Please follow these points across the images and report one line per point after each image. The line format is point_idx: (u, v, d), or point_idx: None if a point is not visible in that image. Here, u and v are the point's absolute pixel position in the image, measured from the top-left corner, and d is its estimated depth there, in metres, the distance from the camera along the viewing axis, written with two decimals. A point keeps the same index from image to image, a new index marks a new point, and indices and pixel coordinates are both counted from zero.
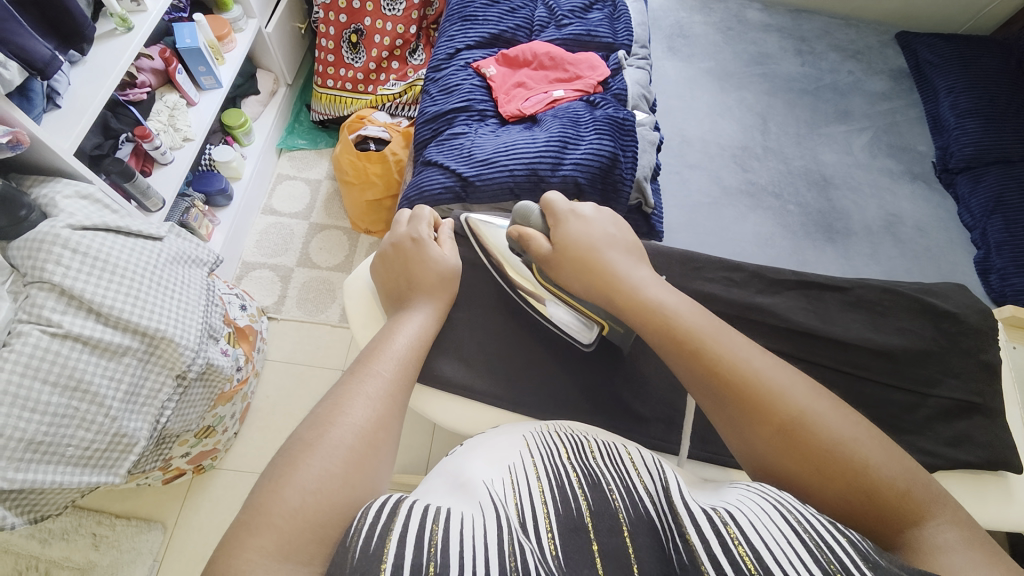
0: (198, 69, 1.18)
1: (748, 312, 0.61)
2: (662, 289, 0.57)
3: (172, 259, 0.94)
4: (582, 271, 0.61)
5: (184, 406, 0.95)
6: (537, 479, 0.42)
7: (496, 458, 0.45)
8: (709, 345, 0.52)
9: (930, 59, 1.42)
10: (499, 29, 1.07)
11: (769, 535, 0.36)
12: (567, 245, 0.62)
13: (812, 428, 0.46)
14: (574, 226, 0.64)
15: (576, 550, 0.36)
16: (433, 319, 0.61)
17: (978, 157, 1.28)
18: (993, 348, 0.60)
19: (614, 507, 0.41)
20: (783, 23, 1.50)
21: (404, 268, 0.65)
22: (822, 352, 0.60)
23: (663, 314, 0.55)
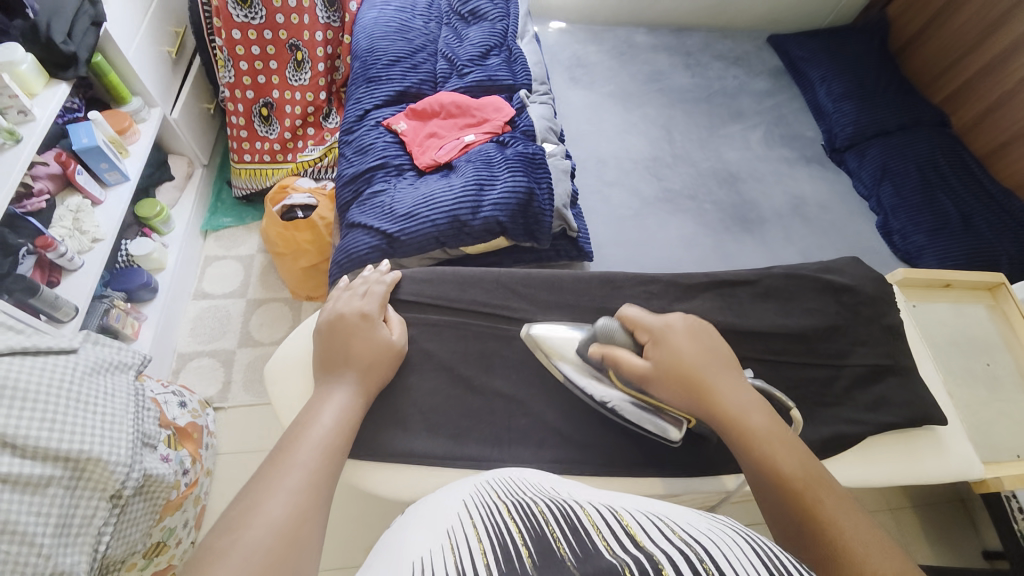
0: (100, 166, 1.13)
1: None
2: (762, 417, 0.52)
3: (93, 369, 0.88)
4: (675, 390, 0.55)
5: (124, 528, 0.87)
6: (482, 541, 0.39)
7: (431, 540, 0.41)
8: (799, 478, 0.48)
9: (801, 55, 1.58)
10: (403, 86, 1.11)
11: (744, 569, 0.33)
12: (667, 362, 0.55)
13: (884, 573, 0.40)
14: (680, 339, 0.56)
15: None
16: (360, 394, 0.59)
17: (859, 133, 1.42)
18: (893, 311, 0.65)
19: (557, 548, 0.37)
20: (669, 42, 1.63)
21: (340, 341, 0.62)
22: (748, 346, 0.62)
23: (755, 436, 0.51)
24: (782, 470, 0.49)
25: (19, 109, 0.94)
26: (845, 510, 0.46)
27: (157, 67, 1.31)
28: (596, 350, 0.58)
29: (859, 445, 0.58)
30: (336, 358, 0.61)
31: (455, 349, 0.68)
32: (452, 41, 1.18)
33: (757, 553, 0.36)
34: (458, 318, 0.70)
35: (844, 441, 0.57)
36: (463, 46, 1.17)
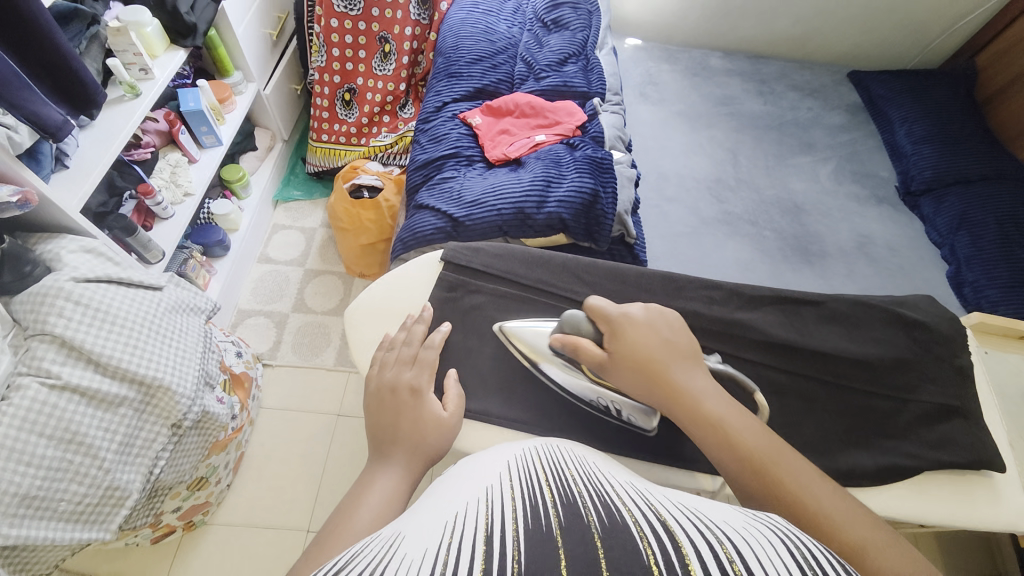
0: (200, 129, 1.24)
1: (731, 328, 0.62)
2: (720, 401, 0.52)
3: (172, 308, 0.96)
4: (638, 383, 0.53)
5: (178, 456, 0.94)
6: (511, 499, 0.36)
7: (460, 497, 0.38)
8: (771, 466, 0.48)
9: (882, 93, 1.54)
10: (481, 83, 1.16)
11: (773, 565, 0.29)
12: (629, 356, 0.54)
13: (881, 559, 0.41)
14: (638, 329, 0.55)
15: (541, 547, 0.29)
16: (407, 480, 0.47)
17: (938, 179, 1.37)
18: (966, 353, 0.62)
19: (585, 516, 0.33)
20: (744, 68, 1.62)
21: (385, 418, 0.51)
22: (806, 365, 0.61)
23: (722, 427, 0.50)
24: (745, 453, 0.49)
25: (142, 66, 1.05)
26: (804, 479, 0.48)
27: (258, 46, 1.42)
28: (557, 340, 0.56)
29: (915, 481, 0.57)
30: (380, 438, 0.50)
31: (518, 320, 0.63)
32: (533, 46, 1.23)
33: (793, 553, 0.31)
34: (527, 294, 0.65)
35: (897, 472, 0.55)
36: (543, 51, 1.21)
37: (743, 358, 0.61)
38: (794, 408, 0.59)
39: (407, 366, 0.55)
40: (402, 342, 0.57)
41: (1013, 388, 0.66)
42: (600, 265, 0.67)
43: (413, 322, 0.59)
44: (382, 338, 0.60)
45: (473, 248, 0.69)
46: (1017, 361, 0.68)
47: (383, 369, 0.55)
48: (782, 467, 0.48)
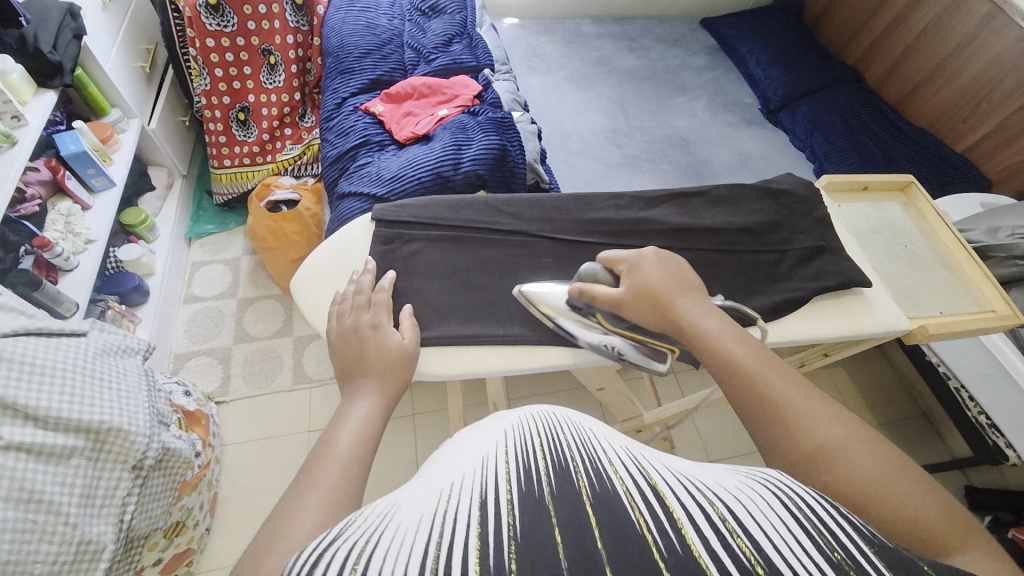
0: (87, 172, 1.17)
1: (640, 224, 0.67)
2: (720, 322, 0.52)
3: (102, 351, 0.91)
4: (652, 311, 0.55)
5: (147, 501, 0.90)
6: (501, 475, 0.33)
7: (439, 476, 0.35)
8: (762, 374, 0.48)
9: (730, 33, 1.77)
10: (375, 74, 1.20)
11: (768, 525, 0.30)
12: (641, 287, 0.55)
13: (846, 460, 0.41)
14: (649, 266, 0.57)
15: (534, 530, 0.28)
16: (381, 401, 0.49)
17: (789, 95, 1.60)
18: (821, 207, 0.74)
19: (581, 493, 0.31)
20: (613, 30, 1.79)
21: (350, 355, 0.52)
22: (706, 240, 0.68)
23: (720, 342, 0.50)
24: (736, 365, 0.49)
25: (14, 114, 0.97)
26: (801, 392, 0.46)
27: (132, 81, 1.36)
28: (576, 289, 0.58)
29: (805, 309, 0.65)
30: (348, 370, 0.52)
31: (455, 257, 0.64)
32: (416, 33, 1.29)
33: (788, 509, 0.32)
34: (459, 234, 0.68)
35: (793, 304, 0.64)
36: (427, 36, 1.27)
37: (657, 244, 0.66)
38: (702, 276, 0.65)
39: (365, 310, 0.57)
40: (358, 290, 0.59)
41: (867, 228, 0.77)
42: (527, 199, 0.69)
43: (362, 273, 0.61)
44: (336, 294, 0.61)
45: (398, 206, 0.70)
46: (866, 208, 0.79)
47: (343, 317, 0.56)
48: (770, 379, 0.47)
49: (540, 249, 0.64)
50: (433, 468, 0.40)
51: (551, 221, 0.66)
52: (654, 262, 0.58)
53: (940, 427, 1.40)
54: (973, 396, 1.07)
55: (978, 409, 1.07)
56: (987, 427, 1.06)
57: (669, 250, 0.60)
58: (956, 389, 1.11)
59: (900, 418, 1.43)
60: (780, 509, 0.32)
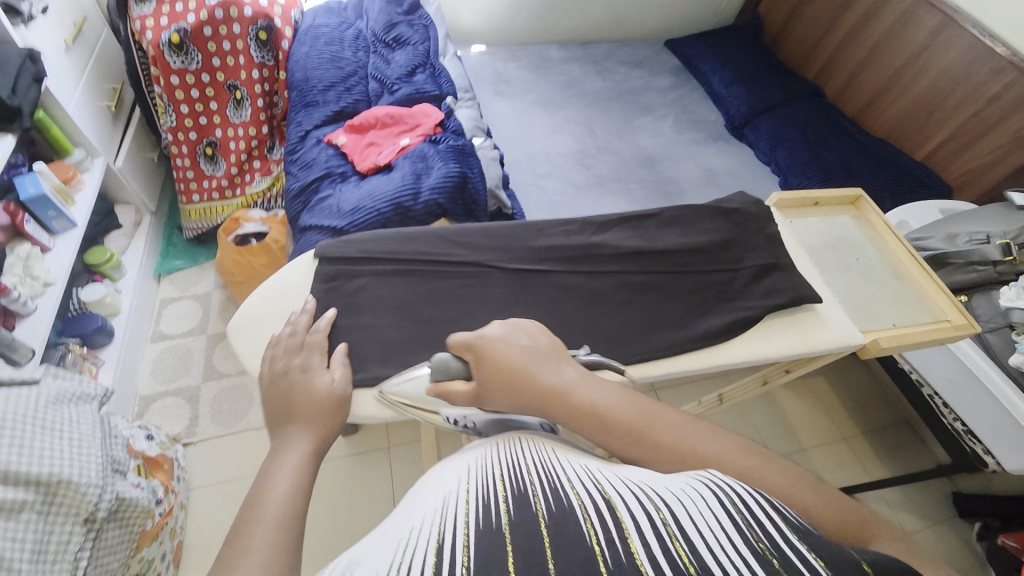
0: (48, 215, 1.15)
1: (591, 249, 0.66)
2: (590, 385, 0.48)
3: (54, 400, 0.88)
4: (510, 393, 0.49)
5: (102, 555, 0.86)
6: (460, 512, 0.35)
7: (407, 520, 0.37)
8: (656, 428, 0.45)
9: (693, 53, 1.82)
10: (339, 106, 1.20)
11: (703, 524, 0.31)
12: (491, 371, 0.50)
13: (772, 482, 0.41)
14: (490, 349, 0.52)
15: (487, 553, 0.29)
16: (311, 445, 0.47)
17: (752, 111, 1.63)
18: (773, 224, 0.74)
19: (535, 519, 0.33)
20: (578, 55, 1.83)
21: (278, 401, 0.50)
22: (660, 262, 0.68)
23: (604, 409, 0.46)
24: (625, 428, 0.45)
25: None
26: (698, 434, 0.45)
27: (96, 119, 1.36)
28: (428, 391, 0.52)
29: (757, 328, 0.65)
30: (277, 417, 0.48)
31: (403, 292, 0.61)
32: (381, 64, 1.30)
33: (725, 507, 0.33)
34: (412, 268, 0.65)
35: (745, 323, 0.64)
36: (391, 67, 1.28)
37: (609, 269, 0.65)
38: (656, 299, 0.65)
39: (295, 353, 0.54)
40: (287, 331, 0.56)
41: (818, 243, 0.78)
42: (481, 229, 0.67)
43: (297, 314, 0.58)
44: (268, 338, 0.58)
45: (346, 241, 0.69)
46: (817, 223, 0.81)
47: (275, 361, 0.53)
48: (666, 432, 0.45)
49: (491, 280, 0.63)
50: (404, 510, 0.42)
51: (502, 249, 0.65)
52: (501, 335, 0.53)
53: (920, 432, 1.41)
54: (946, 402, 1.07)
55: (953, 416, 1.06)
56: (963, 434, 1.06)
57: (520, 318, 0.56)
58: (929, 396, 1.11)
59: (881, 426, 1.42)
60: (719, 511, 0.33)
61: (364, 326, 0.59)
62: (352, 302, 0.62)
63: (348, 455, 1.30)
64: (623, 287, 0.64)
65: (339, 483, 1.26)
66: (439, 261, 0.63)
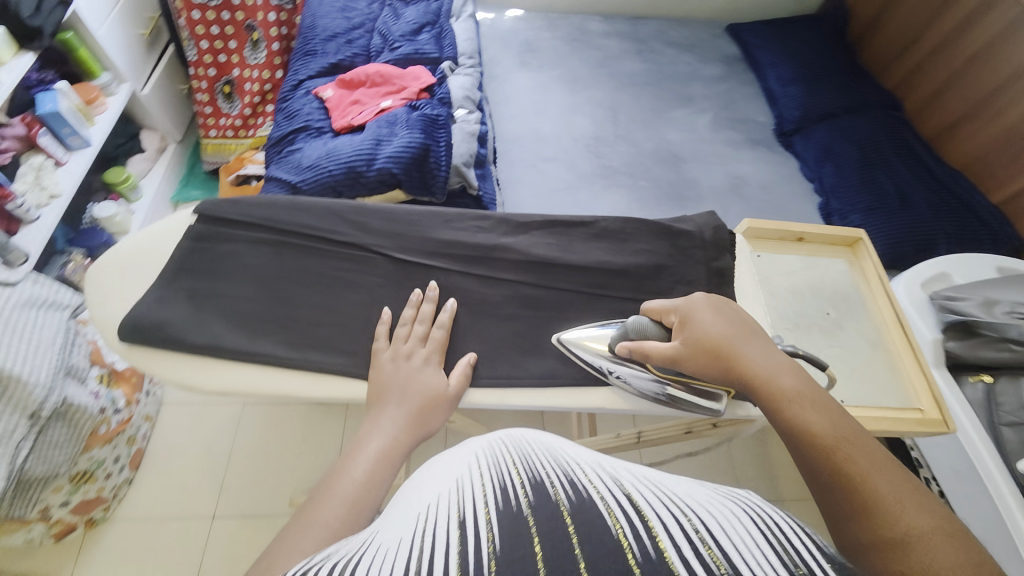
0: (63, 131, 1.21)
1: (493, 252, 0.61)
2: (786, 372, 0.48)
3: (24, 303, 0.93)
4: (714, 367, 0.49)
5: (47, 449, 0.93)
6: (478, 497, 0.30)
7: (425, 489, 0.33)
8: (847, 446, 0.42)
9: (755, 42, 1.60)
10: (336, 58, 1.16)
11: (744, 543, 0.27)
12: (699, 342, 0.50)
13: (938, 554, 0.34)
14: (702, 313, 0.51)
15: (511, 544, 0.26)
16: (408, 436, 0.47)
17: (806, 117, 1.42)
18: (728, 256, 0.63)
19: (558, 510, 0.28)
20: (623, 30, 1.67)
21: (382, 385, 0.50)
22: (565, 278, 0.61)
23: (798, 405, 0.45)
24: (818, 432, 0.43)
25: None
26: (881, 469, 0.40)
27: (130, 47, 1.40)
28: (625, 346, 0.52)
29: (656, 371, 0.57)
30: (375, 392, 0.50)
31: (270, 264, 0.56)
32: (389, 19, 1.23)
33: (773, 531, 0.29)
34: None
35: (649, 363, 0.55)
36: (398, 23, 1.22)
37: (501, 279, 0.60)
38: (547, 319, 0.59)
39: (404, 341, 0.53)
40: (381, 322, 0.54)
41: (787, 288, 0.65)
42: (388, 211, 0.62)
43: (420, 299, 0.56)
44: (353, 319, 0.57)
45: None
46: (793, 261, 0.68)
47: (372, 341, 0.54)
48: (857, 459, 0.41)
49: (375, 268, 0.59)
50: (425, 475, 0.37)
51: (397, 237, 0.60)
52: (708, 310, 0.52)
53: None
54: (943, 492, 0.90)
55: None
56: None
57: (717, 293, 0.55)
58: (927, 480, 0.95)
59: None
60: (763, 531, 0.28)
61: (221, 294, 0.54)
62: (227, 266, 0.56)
63: (305, 404, 1.33)
64: (514, 301, 0.59)
65: (293, 428, 1.29)
66: (324, 238, 0.59)
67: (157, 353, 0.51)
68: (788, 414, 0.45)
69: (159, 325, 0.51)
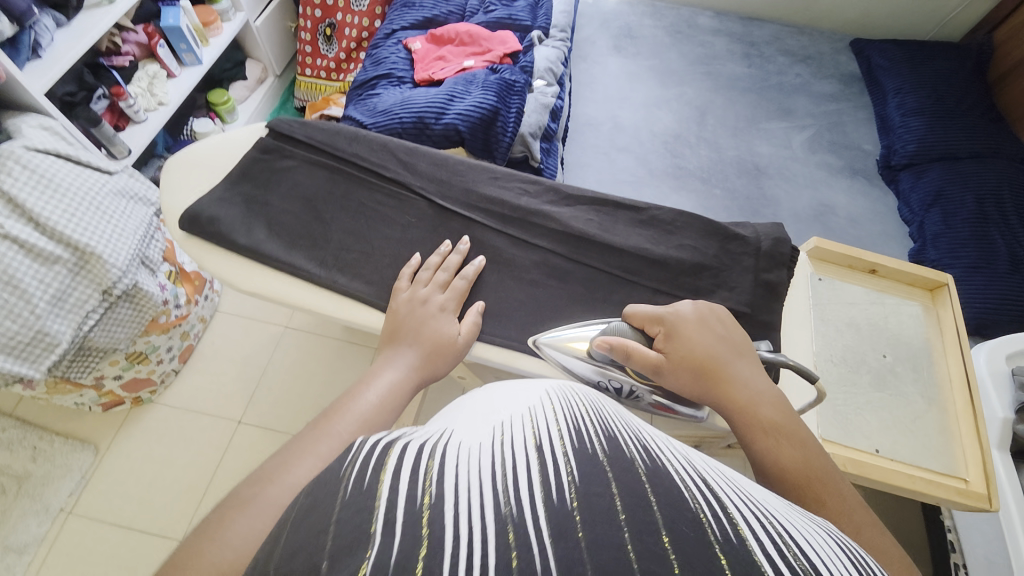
0: (180, 46, 1.32)
1: (530, 215, 0.60)
2: (768, 403, 0.46)
3: (118, 192, 1.02)
4: (693, 385, 0.47)
5: (110, 322, 1.01)
6: (553, 430, 0.30)
7: (499, 411, 0.35)
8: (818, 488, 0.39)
9: (881, 63, 1.45)
10: (432, 13, 1.18)
11: (824, 553, 0.26)
12: (680, 354, 0.48)
13: None
14: (690, 327, 0.49)
15: (591, 480, 0.26)
16: (416, 375, 0.48)
17: (921, 153, 1.27)
18: (783, 271, 0.58)
19: (635, 466, 0.28)
20: (734, 29, 1.56)
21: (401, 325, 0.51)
22: (598, 258, 0.59)
23: (774, 439, 0.43)
24: (790, 471, 0.41)
25: None
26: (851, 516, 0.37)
27: None
28: (601, 343, 0.49)
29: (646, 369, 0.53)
30: (396, 331, 0.51)
31: (321, 185, 0.59)
32: None
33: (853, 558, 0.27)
34: None
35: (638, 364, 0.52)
36: None
37: (535, 244, 0.59)
38: (574, 295, 0.57)
39: (425, 285, 0.54)
40: (406, 265, 0.55)
41: (842, 319, 0.59)
42: (437, 157, 0.63)
43: (448, 250, 0.57)
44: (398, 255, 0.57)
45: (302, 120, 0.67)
46: (859, 293, 0.61)
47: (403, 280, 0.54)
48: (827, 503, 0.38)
49: (413, 207, 0.60)
50: (474, 404, 0.39)
51: (441, 182, 0.61)
52: (699, 323, 0.50)
53: None
54: None
55: None
56: None
57: (715, 304, 0.53)
58: (956, 567, 0.85)
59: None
60: (850, 558, 0.27)
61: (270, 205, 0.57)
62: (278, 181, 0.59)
63: (341, 340, 1.39)
64: (540, 268, 0.58)
65: (326, 360, 1.37)
66: (370, 170, 0.60)
67: (205, 245, 0.54)
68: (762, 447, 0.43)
69: (212, 220, 0.55)
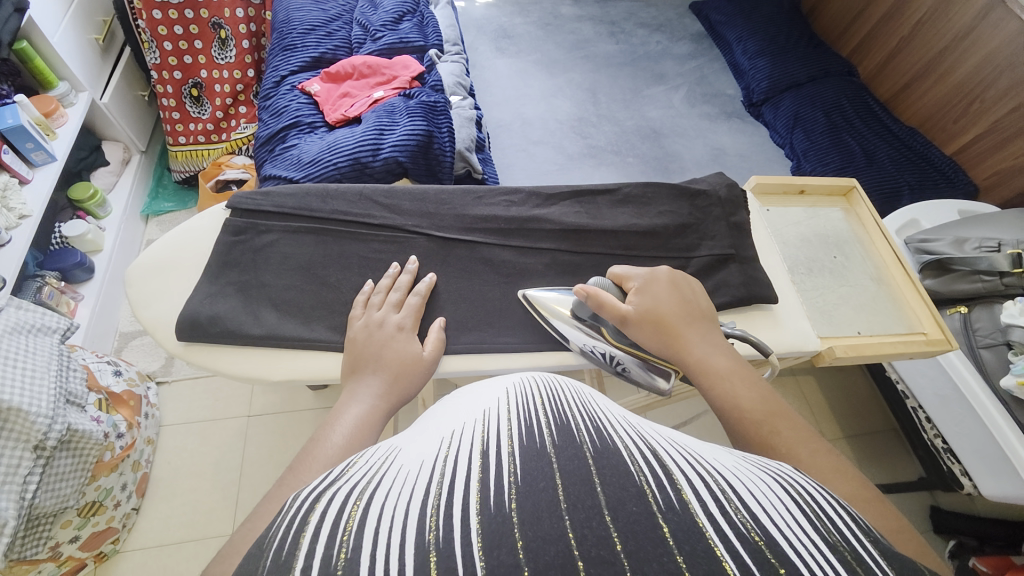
0: (25, 146, 1.13)
1: (527, 223, 0.68)
2: (722, 352, 0.50)
3: (10, 329, 0.83)
4: (656, 339, 0.52)
5: (53, 481, 0.84)
6: (503, 429, 0.28)
7: (451, 419, 0.32)
8: (775, 420, 0.42)
9: (719, 19, 1.67)
10: (318, 52, 1.14)
11: (766, 501, 0.25)
12: (649, 307, 0.53)
13: None
14: (661, 286, 0.55)
15: (531, 477, 0.24)
16: (385, 402, 0.47)
17: (773, 88, 1.49)
18: (742, 211, 0.69)
19: (582, 450, 0.26)
20: (594, 13, 1.70)
21: (363, 353, 0.52)
22: (599, 243, 0.67)
23: (730, 381, 0.47)
24: (746, 407, 0.44)
25: None
26: (805, 441, 0.40)
27: (83, 53, 1.31)
28: (580, 289, 0.55)
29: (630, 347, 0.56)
30: (358, 361, 0.52)
31: (313, 251, 0.64)
32: (368, 9, 1.23)
33: (792, 493, 0.27)
34: (368, 232, 0.65)
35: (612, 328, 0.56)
36: (378, 13, 1.21)
37: (542, 247, 0.67)
38: (588, 282, 0.65)
39: (379, 307, 0.57)
40: (361, 292, 0.59)
41: (794, 237, 0.73)
42: (421, 193, 0.69)
43: (398, 272, 0.61)
44: (355, 299, 0.59)
45: (265, 191, 0.68)
46: (799, 213, 0.75)
47: (359, 310, 0.57)
48: (785, 435, 0.40)
49: (413, 247, 0.65)
50: (432, 417, 0.35)
51: (433, 215, 0.67)
52: (667, 286, 0.56)
53: (904, 448, 1.21)
54: (930, 417, 0.98)
55: (935, 433, 0.99)
56: (943, 452, 0.98)
57: (681, 272, 0.58)
58: (913, 409, 1.03)
59: (877, 433, 1.24)
60: (793, 495, 0.27)
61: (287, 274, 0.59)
62: (282, 266, 0.63)
63: (316, 408, 1.30)
64: (552, 268, 0.66)
65: (306, 435, 1.27)
66: (364, 223, 0.65)
67: (217, 345, 0.57)
68: (722, 390, 0.46)
69: (213, 319, 0.58)
